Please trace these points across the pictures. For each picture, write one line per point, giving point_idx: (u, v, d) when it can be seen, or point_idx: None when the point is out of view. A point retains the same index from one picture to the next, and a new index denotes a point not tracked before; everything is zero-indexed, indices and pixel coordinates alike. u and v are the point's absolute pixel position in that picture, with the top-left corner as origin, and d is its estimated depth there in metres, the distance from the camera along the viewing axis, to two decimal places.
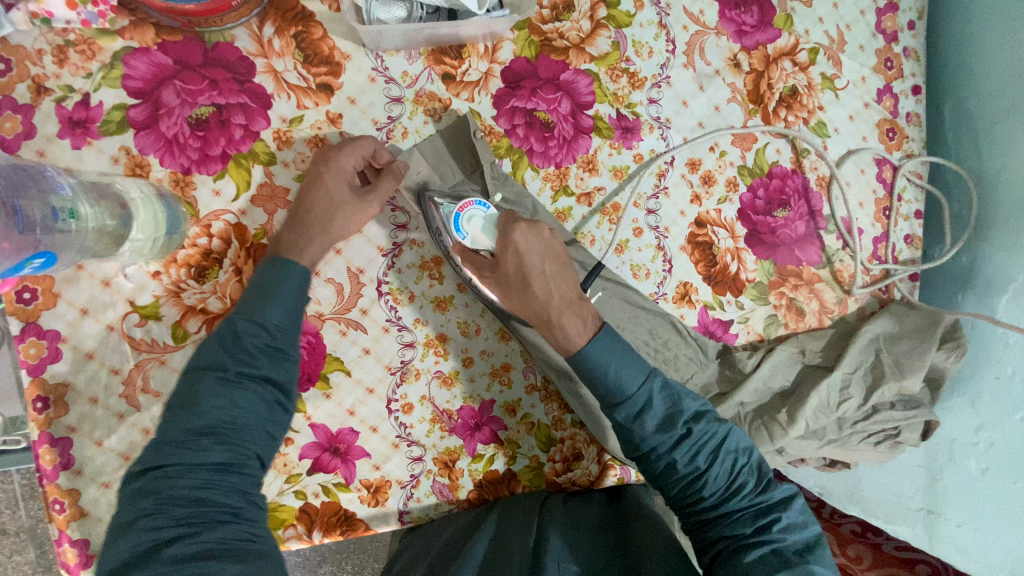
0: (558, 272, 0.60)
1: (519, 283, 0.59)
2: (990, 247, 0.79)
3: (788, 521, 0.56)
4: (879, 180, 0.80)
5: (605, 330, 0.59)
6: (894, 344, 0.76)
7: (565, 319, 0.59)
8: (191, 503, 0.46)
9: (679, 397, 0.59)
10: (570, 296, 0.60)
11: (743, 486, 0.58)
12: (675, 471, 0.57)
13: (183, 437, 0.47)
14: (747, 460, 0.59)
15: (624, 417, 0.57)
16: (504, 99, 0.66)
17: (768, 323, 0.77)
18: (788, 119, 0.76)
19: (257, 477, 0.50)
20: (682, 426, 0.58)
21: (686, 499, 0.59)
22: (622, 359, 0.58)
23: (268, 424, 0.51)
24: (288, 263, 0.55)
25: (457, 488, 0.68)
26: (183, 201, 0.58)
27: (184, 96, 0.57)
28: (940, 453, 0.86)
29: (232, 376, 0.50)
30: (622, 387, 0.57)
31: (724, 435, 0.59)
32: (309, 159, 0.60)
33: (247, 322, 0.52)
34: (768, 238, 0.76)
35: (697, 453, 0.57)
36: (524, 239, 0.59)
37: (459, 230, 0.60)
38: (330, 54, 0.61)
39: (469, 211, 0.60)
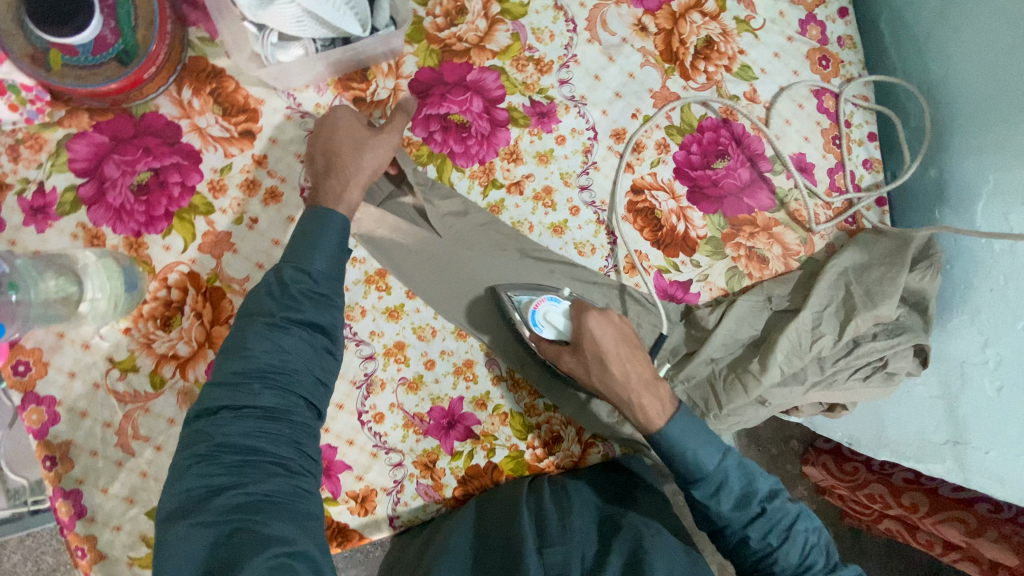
0: (634, 353, 0.63)
1: (599, 366, 0.62)
2: (954, 154, 0.75)
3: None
4: (821, 111, 0.78)
5: (682, 410, 0.61)
6: (864, 273, 0.73)
7: (645, 398, 0.61)
8: (241, 451, 0.48)
9: (754, 476, 0.61)
10: (647, 377, 0.62)
11: (813, 565, 0.58)
12: (748, 546, 0.59)
13: (232, 379, 0.50)
14: (820, 542, 0.60)
15: (702, 495, 0.60)
16: (416, 110, 0.69)
17: (730, 276, 0.75)
18: (708, 70, 0.75)
19: (308, 428, 0.52)
20: (757, 505, 0.59)
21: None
22: (699, 438, 0.60)
23: (318, 369, 0.54)
24: (328, 211, 0.57)
25: (441, 487, 0.71)
26: (139, 262, 0.64)
27: (123, 167, 0.63)
28: (953, 378, 0.81)
29: (279, 321, 0.52)
30: (699, 464, 0.59)
31: (800, 515, 0.60)
32: (244, 202, 0.65)
33: (295, 271, 0.54)
34: (712, 191, 0.75)
35: (771, 533, 0.58)
36: (600, 327, 0.62)
37: (536, 325, 0.65)
38: (245, 102, 0.66)
39: (544, 307, 0.65)
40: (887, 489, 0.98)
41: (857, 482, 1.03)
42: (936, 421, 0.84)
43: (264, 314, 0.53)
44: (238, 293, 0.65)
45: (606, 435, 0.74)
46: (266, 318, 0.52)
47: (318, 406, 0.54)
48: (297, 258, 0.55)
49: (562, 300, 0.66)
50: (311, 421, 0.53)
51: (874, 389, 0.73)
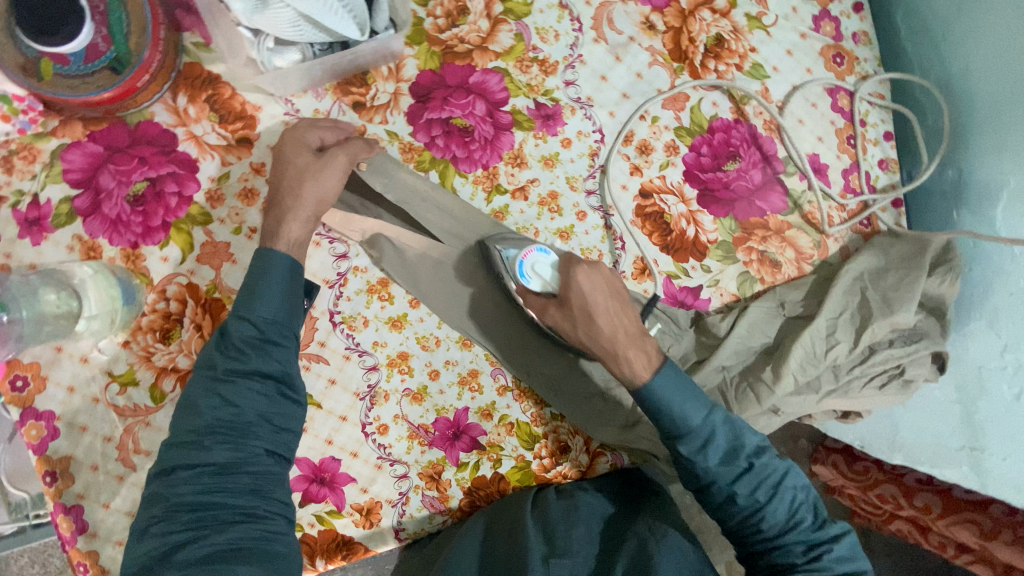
0: (623, 308, 0.60)
1: (585, 320, 0.59)
2: (973, 154, 0.72)
3: (840, 557, 0.57)
4: (836, 110, 0.76)
5: (671, 368, 0.58)
6: (881, 278, 0.71)
7: (633, 352, 0.58)
8: (196, 507, 0.47)
9: (740, 431, 0.59)
10: (635, 331, 0.59)
11: (801, 521, 0.58)
12: (735, 503, 0.58)
13: (186, 438, 0.49)
14: (803, 496, 0.59)
15: (689, 451, 0.57)
16: (417, 114, 0.67)
17: (741, 281, 0.73)
18: (718, 69, 0.73)
19: (271, 473, 0.51)
20: (743, 461, 0.58)
21: (743, 532, 0.59)
22: (685, 394, 0.58)
23: (274, 414, 0.51)
24: (270, 252, 0.55)
25: (447, 499, 0.69)
26: (136, 274, 0.62)
27: (119, 177, 0.62)
28: (970, 383, 0.79)
29: (222, 374, 0.50)
30: (687, 421, 0.57)
31: (784, 471, 0.59)
32: (242, 212, 0.64)
33: (237, 320, 0.52)
34: (723, 194, 0.73)
35: (759, 489, 0.57)
36: (589, 279, 0.59)
37: (524, 275, 0.63)
38: (243, 109, 0.64)
39: (533, 258, 0.63)
40: (899, 490, 0.97)
41: (868, 482, 1.02)
42: (952, 425, 0.82)
43: (209, 366, 0.51)
44: None
45: (614, 445, 0.72)
46: (211, 371, 0.51)
47: (281, 452, 0.52)
48: (241, 306, 0.53)
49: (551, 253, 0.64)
50: (274, 465, 0.51)
51: (890, 396, 0.71)
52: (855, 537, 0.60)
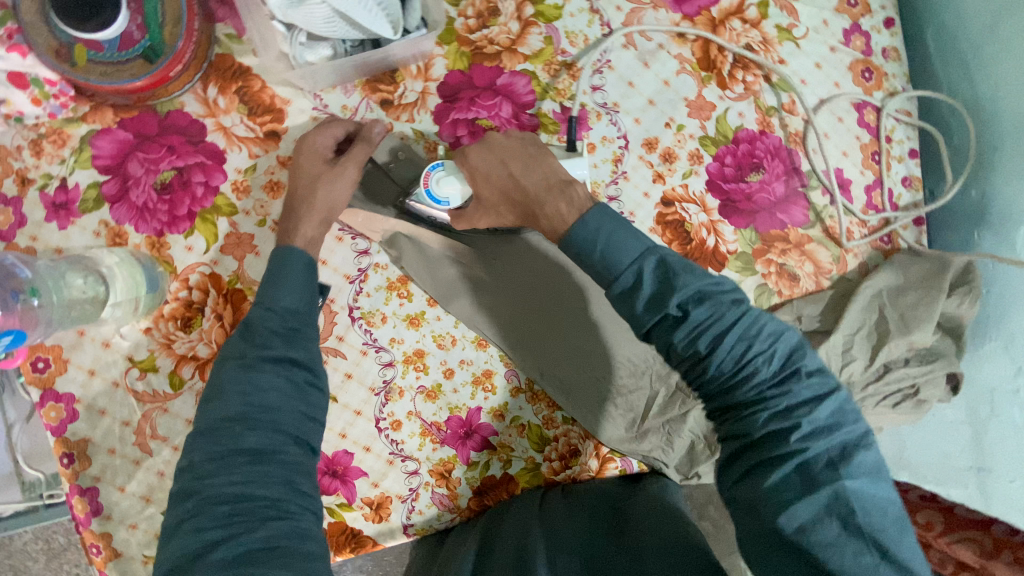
0: (526, 167, 0.58)
1: (502, 199, 0.59)
2: (999, 176, 0.72)
3: (817, 427, 0.47)
4: (862, 125, 0.75)
5: (592, 208, 0.53)
6: (900, 297, 0.70)
7: (550, 203, 0.55)
8: (231, 501, 0.46)
9: (677, 273, 0.50)
10: (553, 181, 0.57)
11: (756, 374, 0.49)
12: (674, 354, 0.51)
13: (218, 425, 0.49)
14: (768, 347, 0.49)
15: (613, 297, 0.51)
16: (444, 114, 0.67)
17: (759, 293, 0.73)
18: (746, 79, 0.73)
19: (301, 465, 0.50)
20: (676, 307, 0.49)
21: (694, 384, 0.52)
22: (609, 236, 0.51)
23: (303, 404, 0.51)
24: (287, 250, 0.57)
25: (456, 497, 0.70)
26: (160, 261, 0.63)
27: (147, 165, 0.62)
28: (981, 405, 0.78)
29: (250, 360, 0.51)
30: (607, 264, 0.51)
31: (739, 318, 0.49)
32: (267, 204, 0.64)
33: (261, 308, 0.54)
34: (745, 206, 0.73)
35: (699, 338, 0.49)
36: (480, 160, 0.59)
37: (439, 200, 0.62)
38: (271, 102, 0.64)
39: (433, 181, 0.61)
40: None
41: None
42: (961, 446, 0.81)
43: (239, 355, 0.52)
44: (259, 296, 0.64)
45: (624, 452, 0.72)
46: (240, 361, 0.52)
47: (310, 442, 0.51)
48: (266, 296, 0.55)
49: (444, 162, 0.61)
50: (303, 457, 0.50)
51: (902, 414, 0.71)
52: (845, 399, 0.48)
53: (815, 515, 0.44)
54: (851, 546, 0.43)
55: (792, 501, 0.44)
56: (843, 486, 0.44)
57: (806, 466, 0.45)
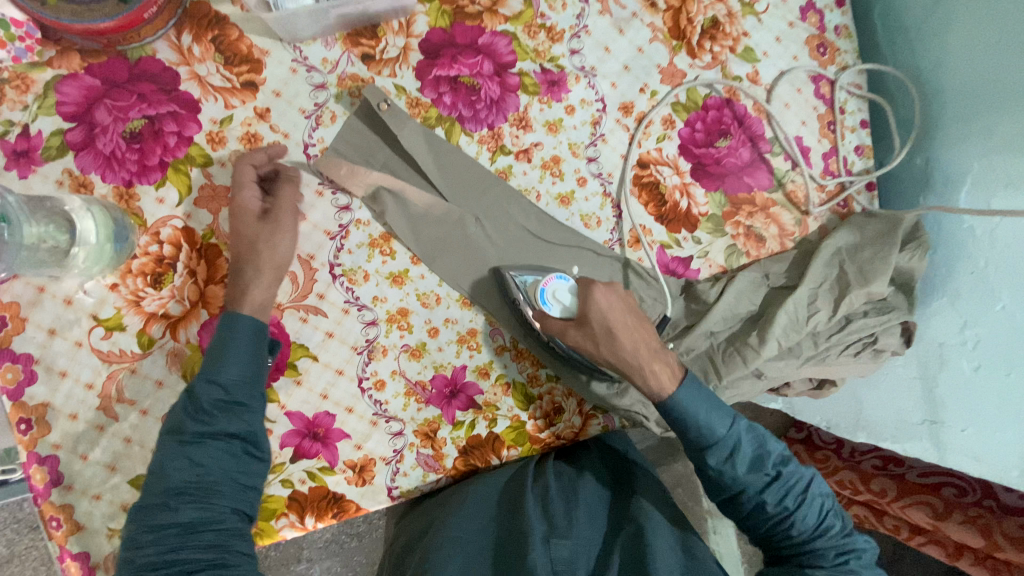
0: (639, 323, 0.65)
1: (606, 336, 0.64)
2: (940, 144, 0.78)
3: (865, 562, 0.62)
4: (818, 96, 0.81)
5: (690, 376, 0.63)
6: (858, 253, 0.75)
7: (657, 364, 0.63)
8: (165, 565, 0.50)
9: (764, 440, 0.64)
10: (655, 345, 0.64)
11: (829, 527, 0.62)
12: (765, 510, 0.62)
13: (153, 501, 0.52)
14: (832, 506, 0.64)
15: (716, 460, 0.62)
16: (426, 70, 0.67)
17: (729, 254, 0.77)
18: (714, 50, 0.77)
19: (237, 528, 0.54)
20: (771, 469, 0.62)
21: (775, 537, 0.63)
22: (711, 405, 0.62)
23: (239, 473, 0.55)
24: (234, 316, 0.57)
25: (442, 458, 0.69)
26: (130, 214, 0.60)
27: (115, 113, 0.60)
28: (931, 359, 0.83)
29: (189, 438, 0.53)
30: (713, 430, 0.62)
31: (810, 479, 0.64)
32: (243, 156, 0.63)
33: (203, 382, 0.55)
34: (714, 169, 0.77)
35: (788, 496, 0.62)
36: (607, 300, 0.65)
37: (546, 304, 0.66)
38: (249, 52, 0.63)
39: (554, 285, 0.66)
40: (857, 475, 1.10)
41: (829, 470, 1.15)
42: (914, 401, 0.86)
43: (177, 431, 0.54)
44: (236, 251, 0.62)
45: (606, 407, 0.73)
46: (177, 436, 0.54)
47: (246, 508, 0.55)
48: (207, 370, 0.55)
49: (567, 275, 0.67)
50: (241, 521, 0.55)
51: (862, 363, 0.76)
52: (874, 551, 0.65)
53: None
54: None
55: None
56: None
57: None
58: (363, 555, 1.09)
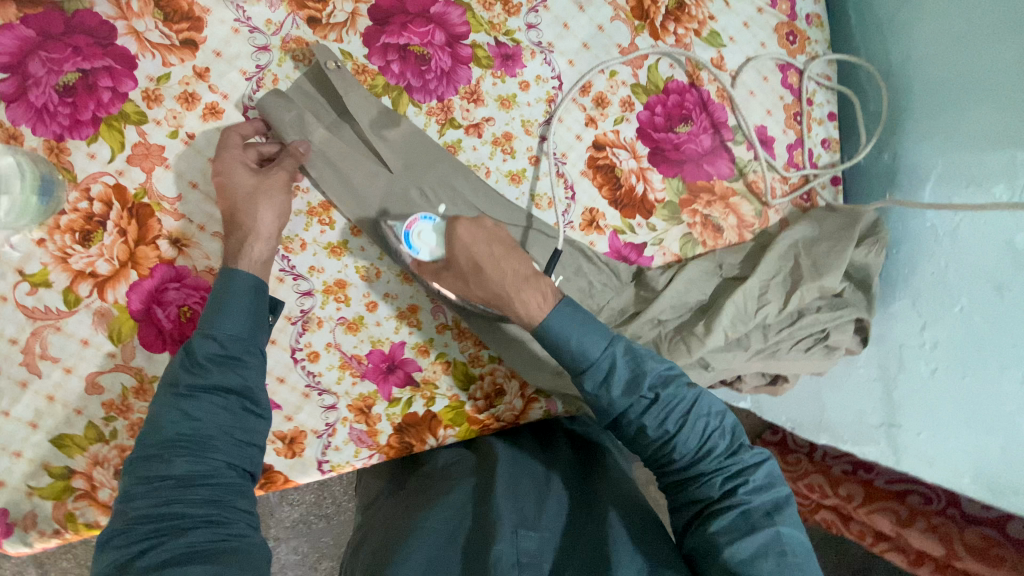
0: (507, 252, 0.61)
1: (475, 274, 0.60)
2: (908, 140, 0.76)
3: (755, 484, 0.59)
4: (785, 86, 0.78)
5: (563, 301, 0.60)
6: (813, 246, 0.73)
7: (526, 294, 0.60)
8: (154, 519, 0.49)
9: (642, 360, 0.60)
10: (525, 273, 0.61)
11: (713, 448, 0.60)
12: (646, 434, 0.60)
13: (148, 452, 0.51)
14: (719, 424, 0.61)
15: (592, 386, 0.60)
16: (374, 37, 0.66)
17: (684, 242, 0.75)
18: (677, 32, 0.75)
19: (232, 485, 0.53)
20: (649, 391, 0.59)
21: (660, 461, 0.62)
22: (583, 328, 0.59)
23: (235, 430, 0.54)
24: (234, 271, 0.58)
25: (376, 434, 0.68)
26: (59, 168, 0.59)
27: (49, 65, 0.59)
28: (892, 361, 0.81)
29: (185, 389, 0.53)
30: (586, 354, 0.59)
31: (696, 399, 0.61)
32: (180, 115, 0.62)
33: (200, 336, 0.55)
34: (673, 155, 0.75)
35: (667, 419, 0.59)
36: (468, 233, 0.61)
37: (412, 247, 0.62)
38: (190, 9, 0.62)
39: (418, 227, 0.62)
40: (825, 480, 1.08)
41: (797, 473, 1.13)
42: (873, 403, 0.84)
43: (172, 383, 0.54)
44: (168, 212, 0.62)
45: (549, 390, 0.72)
46: (174, 389, 0.53)
47: (242, 465, 0.54)
48: (205, 324, 0.56)
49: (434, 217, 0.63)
50: (235, 478, 0.54)
51: (815, 360, 0.75)
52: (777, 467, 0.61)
53: (754, 552, 0.54)
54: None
55: (735, 540, 0.55)
56: (778, 529, 0.56)
57: (748, 514, 0.57)
58: (330, 535, 1.09)
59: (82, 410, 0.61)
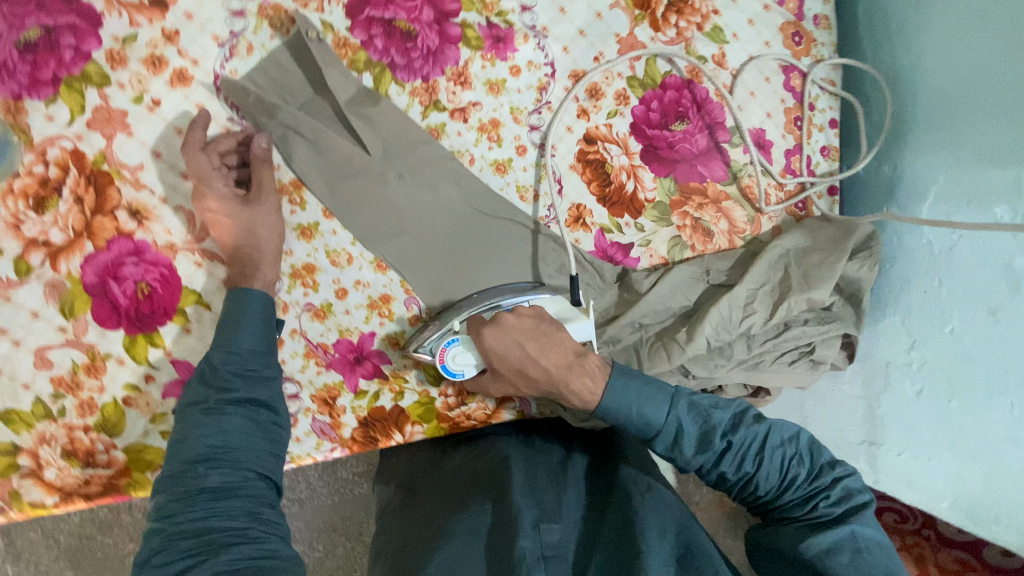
0: (543, 346, 0.59)
1: (520, 377, 0.60)
2: (911, 152, 0.73)
3: (836, 498, 0.59)
4: (787, 88, 0.76)
5: (618, 371, 0.60)
6: (805, 257, 0.71)
7: (575, 381, 0.59)
8: (194, 534, 0.49)
9: (708, 414, 0.60)
10: (569, 358, 0.59)
11: (791, 476, 0.60)
12: (726, 479, 0.61)
13: (181, 468, 0.51)
14: (794, 449, 0.61)
15: (664, 448, 0.61)
16: (357, 9, 0.62)
17: (673, 245, 0.72)
18: (679, 25, 0.72)
19: (264, 497, 0.53)
20: (720, 441, 0.59)
21: (745, 496, 0.63)
22: (643, 395, 0.59)
23: (266, 443, 0.55)
24: (246, 289, 0.58)
25: (339, 426, 0.66)
26: (16, 129, 0.56)
27: (11, 20, 0.56)
28: (877, 378, 0.79)
29: (214, 404, 0.54)
30: (651, 424, 0.60)
31: (766, 434, 0.60)
32: (146, 79, 0.58)
33: (223, 353, 0.56)
34: (667, 154, 0.72)
35: (743, 463, 0.59)
36: (496, 342, 0.59)
37: (456, 373, 0.63)
38: None
39: (449, 356, 0.62)
40: None
41: None
42: (856, 420, 0.81)
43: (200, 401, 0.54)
44: (129, 182, 0.58)
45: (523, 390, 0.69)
46: (202, 407, 0.54)
47: (272, 476, 0.55)
48: (224, 340, 0.56)
49: (455, 337, 0.62)
50: (267, 491, 0.54)
51: (796, 373, 0.73)
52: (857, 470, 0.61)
53: (831, 548, 0.56)
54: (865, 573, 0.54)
55: (809, 536, 0.58)
56: (856, 531, 0.56)
57: (829, 525, 0.58)
58: (304, 519, 1.07)
59: (30, 384, 0.58)
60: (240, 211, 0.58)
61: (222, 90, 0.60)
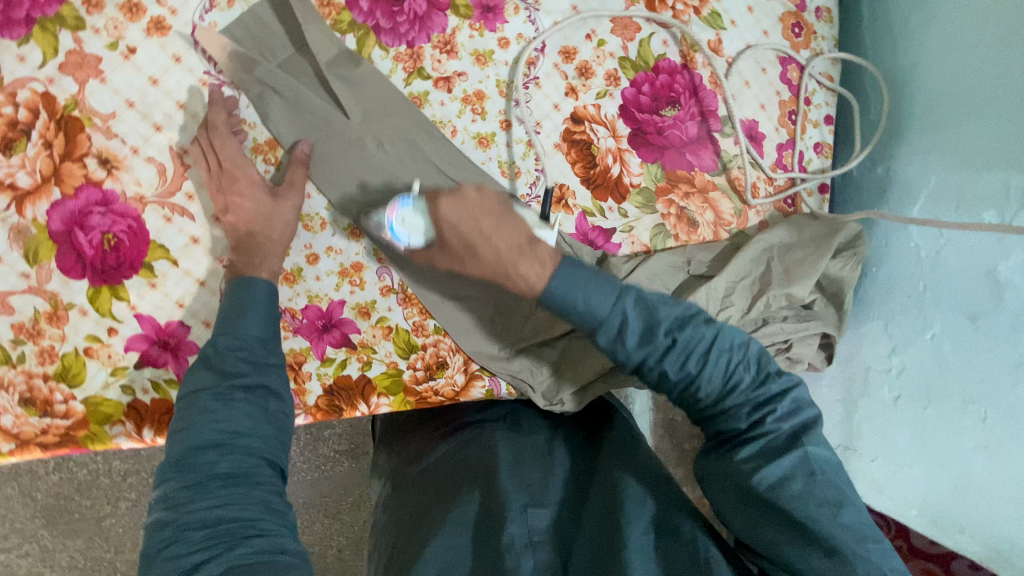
0: (499, 222, 0.57)
1: (467, 251, 0.58)
2: (906, 153, 0.72)
3: (784, 411, 0.54)
4: (783, 80, 0.74)
5: (566, 260, 0.55)
6: (788, 253, 0.70)
7: (522, 264, 0.56)
8: (208, 524, 0.47)
9: (655, 308, 0.55)
10: (520, 242, 0.57)
11: (738, 384, 0.54)
12: (667, 380, 0.55)
13: (188, 455, 0.49)
14: (744, 356, 0.55)
15: (605, 341, 0.55)
16: None
17: (655, 233, 0.71)
18: (676, 8, 0.71)
19: (276, 486, 0.52)
20: (664, 337, 0.54)
21: (686, 403, 0.57)
22: (588, 281, 0.54)
23: (276, 431, 0.53)
24: (251, 279, 0.57)
25: (304, 394, 0.65)
26: None
27: None
28: (856, 382, 0.78)
29: (224, 390, 0.52)
30: (593, 312, 0.54)
31: (714, 337, 0.54)
32: (121, 24, 0.57)
33: (229, 338, 0.54)
34: (655, 139, 0.71)
35: (687, 361, 0.53)
36: (452, 209, 0.57)
37: (399, 236, 0.59)
38: None
39: (398, 212, 0.59)
40: None
41: None
42: (833, 423, 0.81)
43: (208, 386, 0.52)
44: (99, 129, 0.57)
45: (493, 368, 0.67)
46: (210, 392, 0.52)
47: (280, 464, 0.54)
48: (230, 325, 0.55)
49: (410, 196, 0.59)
50: (277, 479, 0.53)
51: None
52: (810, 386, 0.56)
53: (782, 476, 0.50)
54: (816, 498, 0.50)
55: (761, 466, 0.51)
56: (808, 452, 0.51)
57: (776, 442, 0.52)
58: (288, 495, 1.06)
59: None
60: (214, 172, 0.59)
61: (200, 41, 0.58)
